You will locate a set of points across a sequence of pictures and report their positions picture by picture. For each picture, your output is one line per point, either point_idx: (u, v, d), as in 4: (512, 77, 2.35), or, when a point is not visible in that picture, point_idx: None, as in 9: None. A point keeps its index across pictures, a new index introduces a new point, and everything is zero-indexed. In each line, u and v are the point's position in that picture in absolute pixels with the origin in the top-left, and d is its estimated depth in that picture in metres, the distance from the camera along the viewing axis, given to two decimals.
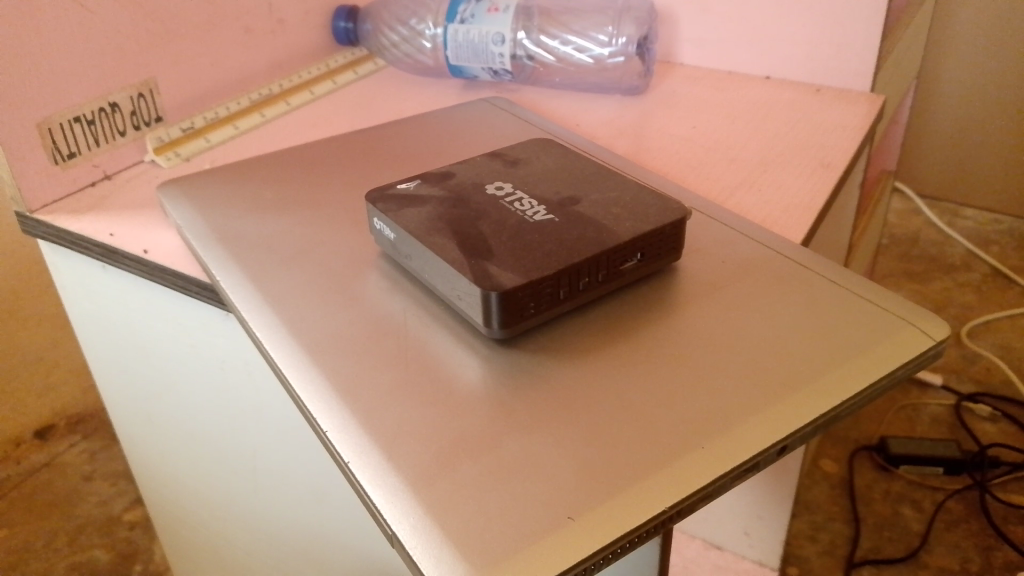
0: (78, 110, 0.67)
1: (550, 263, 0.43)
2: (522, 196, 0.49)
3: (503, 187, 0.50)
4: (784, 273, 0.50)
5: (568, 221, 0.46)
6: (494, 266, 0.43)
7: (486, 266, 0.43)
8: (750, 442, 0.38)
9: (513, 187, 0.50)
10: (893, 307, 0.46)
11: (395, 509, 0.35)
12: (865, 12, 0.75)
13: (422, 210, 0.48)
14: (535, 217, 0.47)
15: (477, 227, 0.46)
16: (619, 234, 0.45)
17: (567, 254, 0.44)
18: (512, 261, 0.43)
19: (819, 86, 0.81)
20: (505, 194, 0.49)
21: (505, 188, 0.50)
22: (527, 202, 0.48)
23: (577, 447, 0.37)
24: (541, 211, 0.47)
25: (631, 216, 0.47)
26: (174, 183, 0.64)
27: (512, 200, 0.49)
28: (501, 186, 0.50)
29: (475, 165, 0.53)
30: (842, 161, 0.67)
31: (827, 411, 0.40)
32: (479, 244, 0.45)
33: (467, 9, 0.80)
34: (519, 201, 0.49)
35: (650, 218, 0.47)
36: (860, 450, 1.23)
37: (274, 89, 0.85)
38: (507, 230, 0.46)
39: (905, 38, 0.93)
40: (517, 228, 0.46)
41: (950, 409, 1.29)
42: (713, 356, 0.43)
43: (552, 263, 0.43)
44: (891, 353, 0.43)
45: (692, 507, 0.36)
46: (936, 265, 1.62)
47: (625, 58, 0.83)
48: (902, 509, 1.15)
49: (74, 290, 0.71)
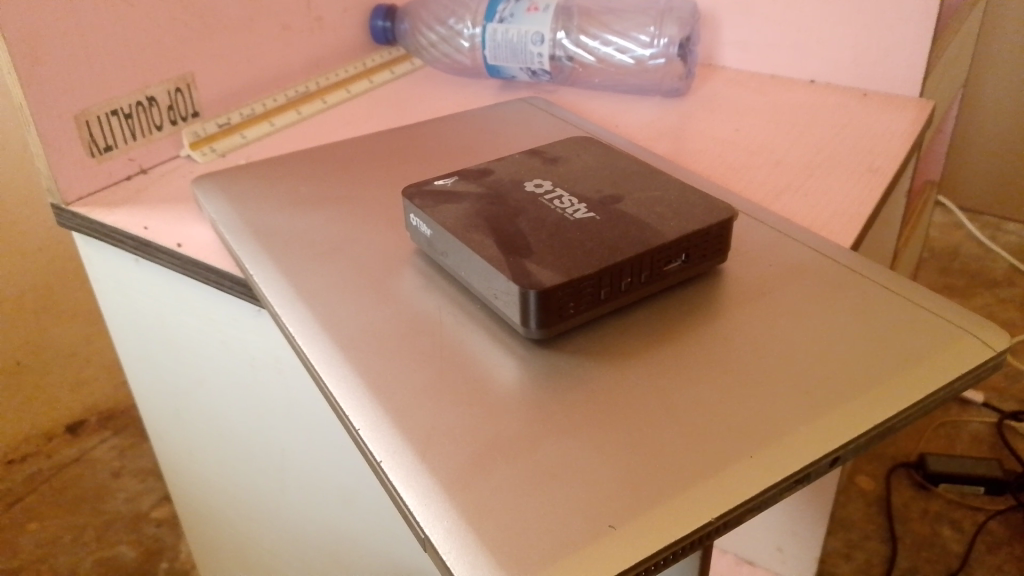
0: (115, 104, 0.68)
1: (591, 260, 0.42)
2: (563, 194, 0.48)
3: (542, 185, 0.49)
4: (833, 278, 0.48)
5: (609, 220, 0.45)
6: (534, 264, 0.41)
7: (525, 264, 0.41)
8: (800, 453, 0.36)
9: (552, 185, 0.49)
10: (951, 317, 0.44)
11: (428, 513, 0.34)
12: (915, 13, 0.73)
13: (459, 206, 0.47)
14: (576, 215, 0.45)
15: (516, 224, 0.45)
16: (664, 234, 0.44)
17: (610, 252, 0.42)
18: (551, 259, 0.42)
19: (866, 90, 0.79)
20: (545, 192, 0.48)
21: (545, 185, 0.49)
22: (567, 200, 0.47)
23: (618, 453, 0.36)
24: (581, 209, 0.46)
25: (676, 215, 0.45)
26: (208, 178, 0.64)
27: (551, 198, 0.47)
28: (541, 184, 0.49)
29: (513, 162, 0.52)
30: (890, 166, 0.65)
31: (881, 422, 0.38)
32: (518, 241, 0.43)
33: (507, 8, 0.79)
34: (559, 199, 0.47)
35: (695, 217, 0.45)
36: (898, 467, 1.20)
37: (311, 86, 0.85)
38: (546, 228, 0.44)
39: (954, 44, 0.91)
40: (557, 225, 0.45)
41: (992, 427, 1.25)
42: (760, 361, 0.41)
43: (592, 260, 0.42)
44: (947, 364, 0.41)
45: (738, 520, 0.34)
46: (978, 279, 1.57)
47: (667, 60, 0.82)
48: (941, 529, 1.11)
49: (107, 283, 0.70)
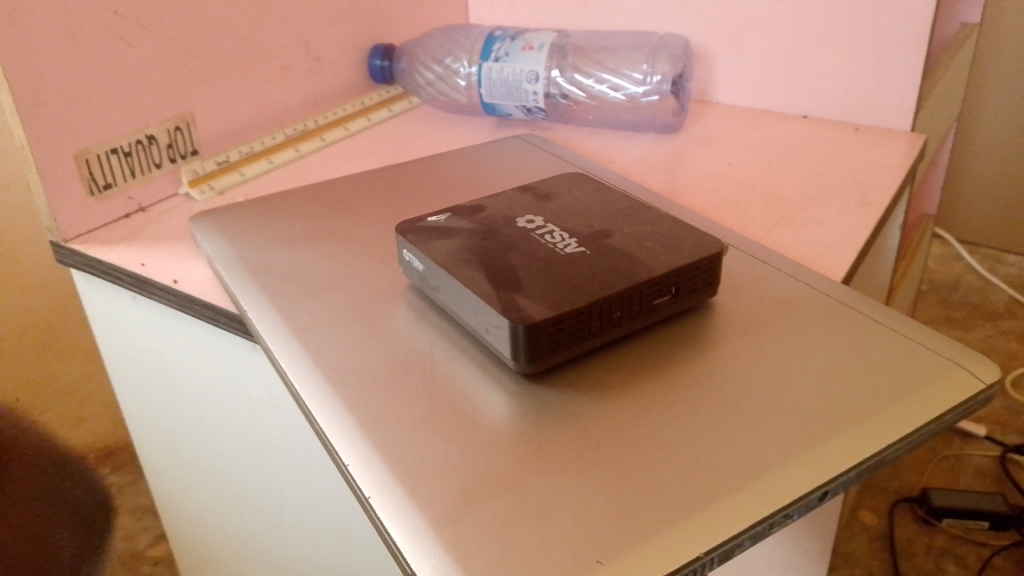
0: (114, 142, 0.69)
1: (581, 296, 0.42)
2: (553, 230, 0.48)
3: (533, 221, 0.49)
4: (824, 312, 0.48)
5: (599, 255, 0.45)
6: (524, 298, 0.42)
7: (515, 298, 0.42)
8: (789, 488, 0.36)
9: (543, 221, 0.49)
10: (941, 350, 0.44)
11: (415, 549, 0.34)
12: (906, 49, 0.74)
13: (451, 242, 0.48)
14: (566, 250, 0.46)
15: (506, 260, 0.45)
16: (653, 268, 0.44)
17: (600, 286, 0.43)
18: (540, 294, 0.42)
19: (858, 125, 0.80)
20: (536, 227, 0.49)
21: (537, 220, 0.50)
22: (558, 235, 0.48)
23: (607, 488, 0.36)
24: (571, 244, 0.46)
25: (666, 249, 0.46)
26: (205, 216, 0.64)
27: (542, 233, 0.48)
28: (532, 219, 0.50)
29: (505, 198, 0.53)
30: (882, 199, 0.66)
31: (871, 455, 0.38)
32: (508, 276, 0.44)
33: (502, 47, 0.81)
34: (550, 234, 0.48)
35: (684, 251, 0.46)
36: (901, 502, 1.19)
37: (309, 124, 0.86)
38: (537, 263, 0.45)
39: (945, 80, 0.92)
40: (547, 259, 0.45)
41: (995, 461, 1.24)
42: (750, 395, 0.41)
43: (582, 294, 0.42)
44: (937, 397, 0.41)
45: (727, 555, 0.34)
46: (978, 311, 1.57)
47: (660, 97, 0.83)
48: (946, 564, 1.10)
49: (105, 321, 0.71)
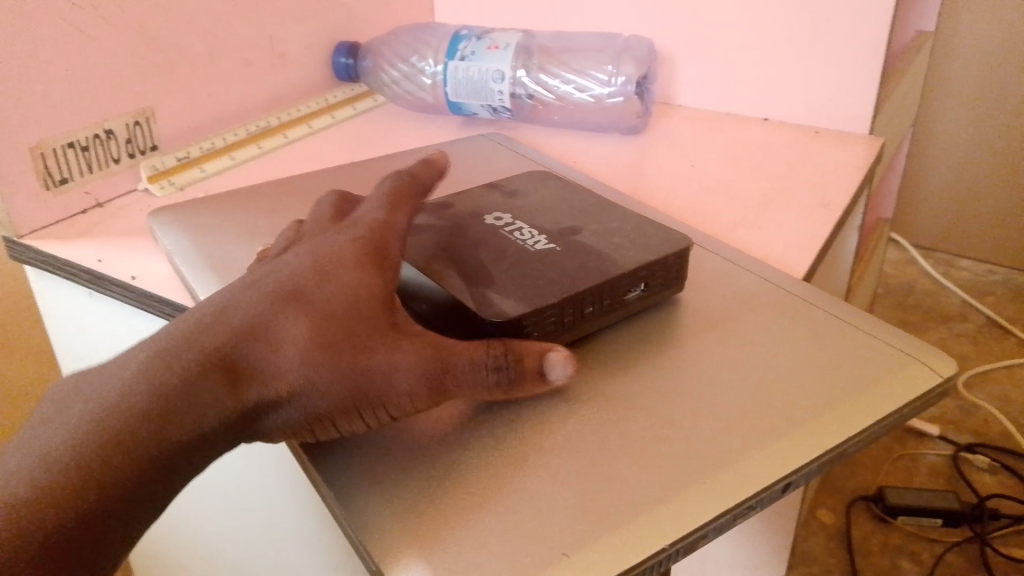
0: (72, 136, 0.67)
1: (553, 291, 0.42)
2: (522, 226, 0.48)
3: (501, 217, 0.49)
4: (787, 308, 0.49)
5: (568, 251, 0.46)
6: (496, 293, 0.42)
7: (488, 293, 0.42)
8: (753, 479, 0.36)
9: (511, 217, 0.49)
10: (900, 345, 0.45)
11: (380, 541, 0.34)
12: (865, 53, 0.76)
13: (418, 236, 0.47)
14: (536, 246, 0.46)
15: (476, 255, 0.45)
16: (623, 264, 0.44)
17: (570, 282, 0.43)
18: (510, 288, 0.42)
19: (818, 128, 0.81)
20: (505, 223, 0.49)
21: (506, 216, 0.50)
22: (527, 232, 0.48)
23: (573, 480, 0.36)
24: (541, 240, 0.47)
25: (633, 245, 0.46)
26: (166, 212, 0.63)
27: (511, 229, 0.48)
28: (501, 216, 0.49)
29: (474, 194, 0.53)
30: (842, 201, 0.67)
31: (832, 448, 0.38)
32: (479, 271, 0.44)
33: (468, 46, 0.81)
34: (519, 230, 0.48)
35: (652, 249, 0.46)
36: (858, 500, 1.21)
37: (273, 121, 0.85)
38: (507, 258, 0.45)
39: (901, 85, 0.93)
40: (518, 255, 0.45)
41: (948, 459, 1.27)
42: (714, 390, 0.41)
43: (552, 288, 0.42)
44: (897, 390, 0.42)
45: (690, 546, 0.35)
46: (932, 315, 1.61)
47: (624, 99, 0.84)
48: (901, 561, 1.12)
49: (61, 320, 0.69)
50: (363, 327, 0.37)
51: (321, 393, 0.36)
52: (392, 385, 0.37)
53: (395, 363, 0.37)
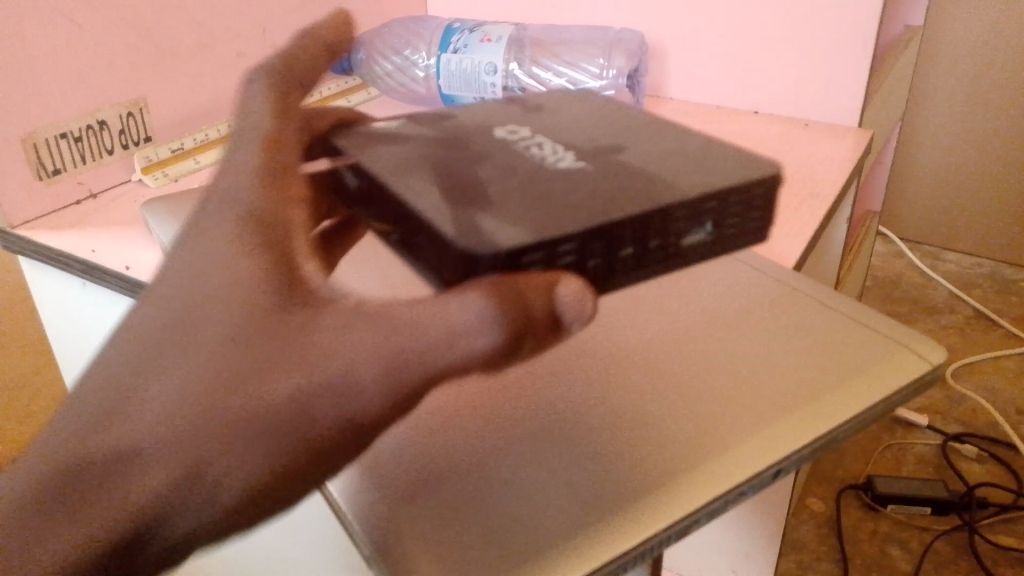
0: (65, 127, 0.67)
1: (577, 218, 0.40)
2: (542, 141, 0.48)
3: (517, 131, 0.49)
4: (780, 297, 0.49)
5: (601, 169, 0.44)
6: (485, 218, 0.40)
7: (477, 218, 0.40)
8: (745, 465, 0.37)
9: (528, 132, 0.49)
10: (890, 334, 0.46)
11: (380, 526, 0.34)
12: (853, 47, 0.77)
13: (413, 148, 0.48)
14: (560, 164, 0.45)
15: (475, 170, 0.44)
16: (680, 187, 0.43)
17: (595, 205, 0.41)
18: (522, 211, 0.40)
19: (808, 121, 0.82)
20: (520, 137, 0.48)
21: (520, 130, 0.49)
22: (549, 147, 0.47)
23: (570, 467, 0.37)
24: (568, 157, 0.46)
25: (700, 170, 0.45)
26: (161, 202, 0.64)
27: (529, 144, 0.47)
28: (516, 130, 0.49)
29: (486, 108, 0.53)
30: (831, 192, 0.68)
31: (823, 434, 0.39)
32: (470, 189, 0.42)
33: (460, 40, 0.82)
34: (539, 145, 0.47)
35: (723, 173, 0.45)
36: (848, 489, 1.22)
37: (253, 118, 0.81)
38: (516, 174, 0.44)
39: (889, 79, 0.94)
40: (532, 171, 0.44)
41: (936, 449, 1.29)
42: (708, 377, 0.42)
43: (572, 212, 0.40)
44: (888, 378, 0.43)
45: (682, 531, 0.36)
46: (920, 307, 1.62)
47: (615, 90, 0.86)
48: (890, 549, 1.14)
49: (54, 310, 0.70)
50: (265, 331, 0.29)
51: (240, 460, 0.28)
52: (347, 399, 0.28)
53: (344, 369, 0.28)
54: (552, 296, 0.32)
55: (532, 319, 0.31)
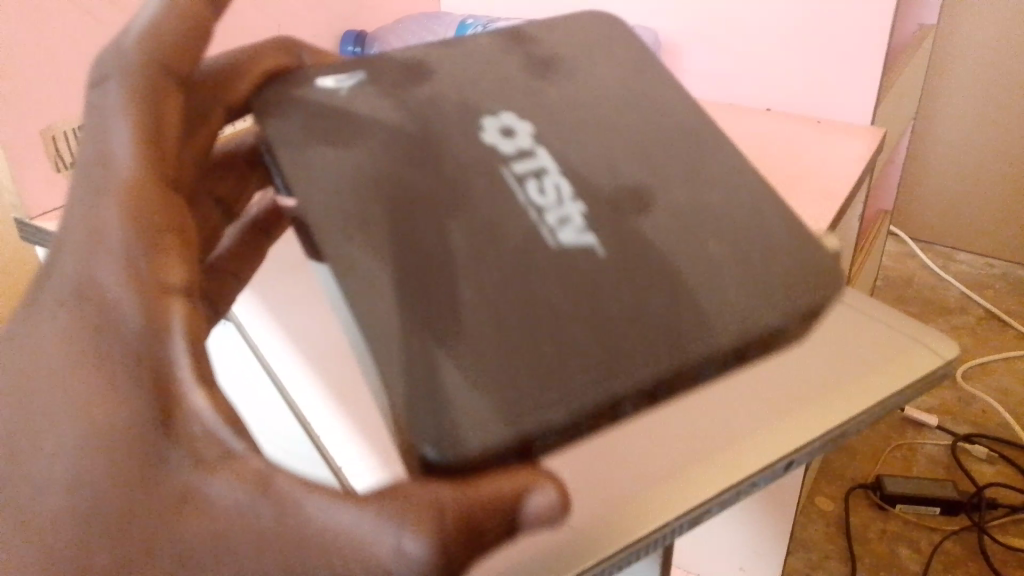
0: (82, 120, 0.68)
1: (575, 392, 0.34)
2: (542, 174, 0.40)
3: (507, 139, 0.41)
4: None
5: (615, 245, 0.38)
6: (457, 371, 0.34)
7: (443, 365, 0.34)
8: (755, 460, 0.39)
9: (521, 140, 0.41)
10: (907, 331, 0.47)
11: None
12: (868, 47, 0.77)
13: (366, 156, 0.41)
14: (557, 235, 0.38)
15: (442, 225, 0.38)
16: (725, 300, 0.37)
17: (590, 358, 0.35)
18: (501, 366, 0.34)
19: (821, 119, 0.82)
20: (513, 157, 0.41)
21: (518, 132, 0.42)
22: (544, 187, 0.40)
23: None
24: (567, 213, 0.39)
25: (757, 276, 0.38)
26: None
27: (521, 179, 0.40)
28: (510, 137, 0.42)
29: (483, 59, 0.46)
30: (845, 190, 0.68)
31: (835, 426, 0.40)
32: (438, 284, 0.36)
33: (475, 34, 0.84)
34: (534, 183, 0.40)
35: (793, 289, 0.38)
36: (857, 489, 1.22)
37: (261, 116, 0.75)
38: (484, 235, 0.38)
39: (902, 77, 0.94)
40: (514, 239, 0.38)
41: (947, 449, 1.28)
42: None
43: (562, 378, 0.34)
44: (900, 376, 0.43)
45: (696, 521, 0.38)
46: (931, 307, 1.62)
47: None
48: (899, 549, 1.14)
49: None
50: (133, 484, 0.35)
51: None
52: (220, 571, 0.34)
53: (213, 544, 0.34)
54: (516, 512, 0.33)
55: (480, 538, 0.33)
